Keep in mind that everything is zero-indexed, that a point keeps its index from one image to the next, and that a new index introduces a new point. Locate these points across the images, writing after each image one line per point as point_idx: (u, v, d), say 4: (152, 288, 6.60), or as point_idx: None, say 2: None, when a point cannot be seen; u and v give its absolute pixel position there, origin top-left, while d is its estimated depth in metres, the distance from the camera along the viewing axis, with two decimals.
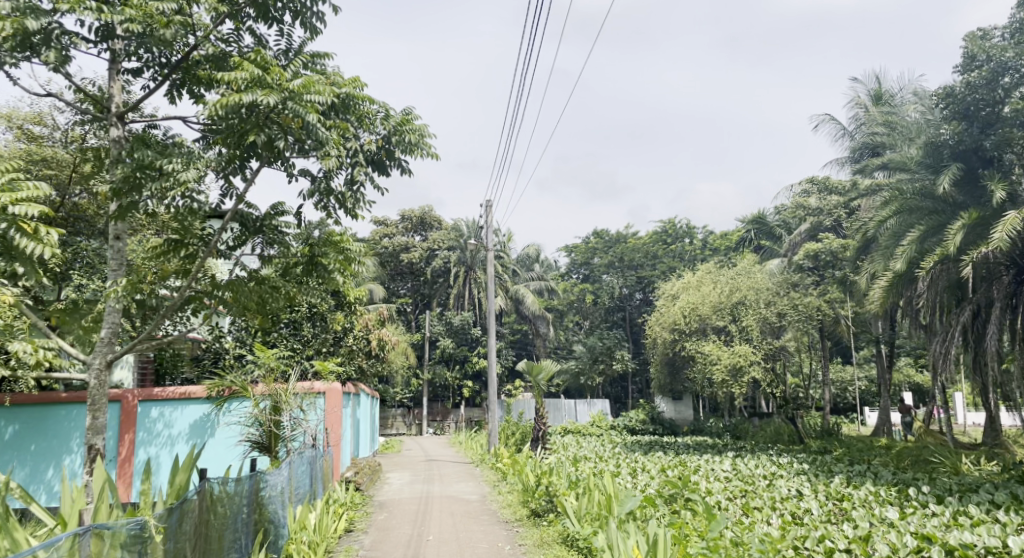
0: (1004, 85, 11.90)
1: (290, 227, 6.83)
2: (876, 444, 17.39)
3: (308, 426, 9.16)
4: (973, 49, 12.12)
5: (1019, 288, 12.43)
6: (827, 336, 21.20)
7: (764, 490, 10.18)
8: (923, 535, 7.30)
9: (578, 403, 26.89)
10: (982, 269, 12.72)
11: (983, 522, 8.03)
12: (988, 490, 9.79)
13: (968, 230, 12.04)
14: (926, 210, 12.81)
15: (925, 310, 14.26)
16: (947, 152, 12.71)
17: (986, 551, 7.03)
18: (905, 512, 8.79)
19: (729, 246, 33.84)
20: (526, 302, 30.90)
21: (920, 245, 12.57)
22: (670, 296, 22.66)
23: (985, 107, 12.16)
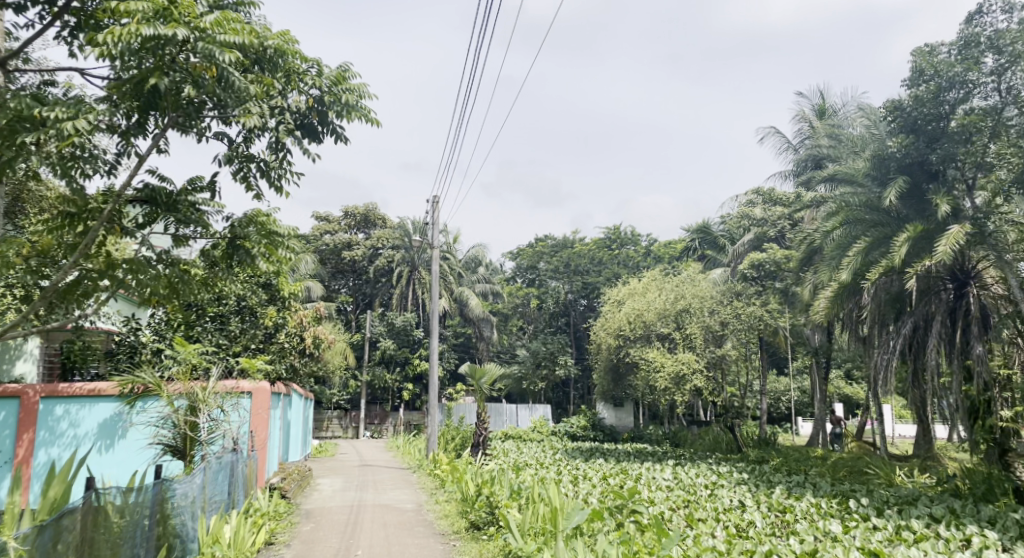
0: (949, 101, 11.58)
1: (209, 204, 6.06)
2: (812, 454, 17.51)
3: (229, 428, 8.29)
4: (921, 64, 11.64)
5: (959, 303, 12.14)
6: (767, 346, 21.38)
7: (707, 500, 9.84)
8: (871, 550, 6.96)
9: (519, 408, 26.41)
10: (921, 282, 12.38)
11: (926, 536, 7.70)
12: (925, 504, 9.02)
13: (913, 244, 11.87)
14: (871, 223, 12.60)
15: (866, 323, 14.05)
16: (894, 164, 12.40)
17: None
18: (848, 525, 8.46)
19: (673, 255, 34.17)
20: (470, 305, 30.33)
21: (866, 257, 12.31)
22: (615, 302, 22.48)
23: (931, 122, 11.90)
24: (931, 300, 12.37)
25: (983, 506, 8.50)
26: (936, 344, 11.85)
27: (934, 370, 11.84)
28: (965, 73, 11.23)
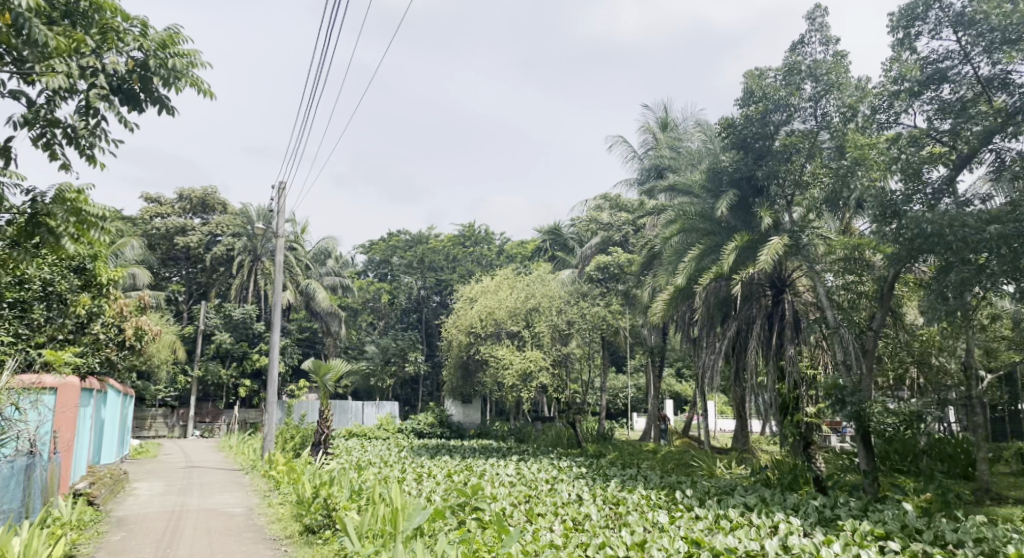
0: (774, 122, 12.34)
1: (3, 174, 5.19)
2: (645, 447, 18.62)
3: (22, 428, 7.19)
4: (752, 86, 12.32)
5: (775, 308, 13.31)
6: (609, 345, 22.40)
7: (547, 495, 10.05)
8: (692, 539, 7.45)
9: (365, 404, 25.70)
10: (747, 289, 13.49)
11: (741, 524, 8.33)
12: (741, 494, 9.71)
13: (740, 252, 12.81)
14: (704, 231, 13.48)
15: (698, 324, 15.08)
16: (726, 178, 13.19)
17: (745, 553, 7.21)
18: (674, 515, 8.98)
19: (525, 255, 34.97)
20: (317, 298, 29.04)
21: (700, 263, 13.29)
22: (467, 299, 22.52)
23: (759, 140, 12.56)
24: (753, 304, 13.51)
25: (788, 494, 9.33)
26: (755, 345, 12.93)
27: (753, 368, 12.91)
28: (788, 97, 12.04)
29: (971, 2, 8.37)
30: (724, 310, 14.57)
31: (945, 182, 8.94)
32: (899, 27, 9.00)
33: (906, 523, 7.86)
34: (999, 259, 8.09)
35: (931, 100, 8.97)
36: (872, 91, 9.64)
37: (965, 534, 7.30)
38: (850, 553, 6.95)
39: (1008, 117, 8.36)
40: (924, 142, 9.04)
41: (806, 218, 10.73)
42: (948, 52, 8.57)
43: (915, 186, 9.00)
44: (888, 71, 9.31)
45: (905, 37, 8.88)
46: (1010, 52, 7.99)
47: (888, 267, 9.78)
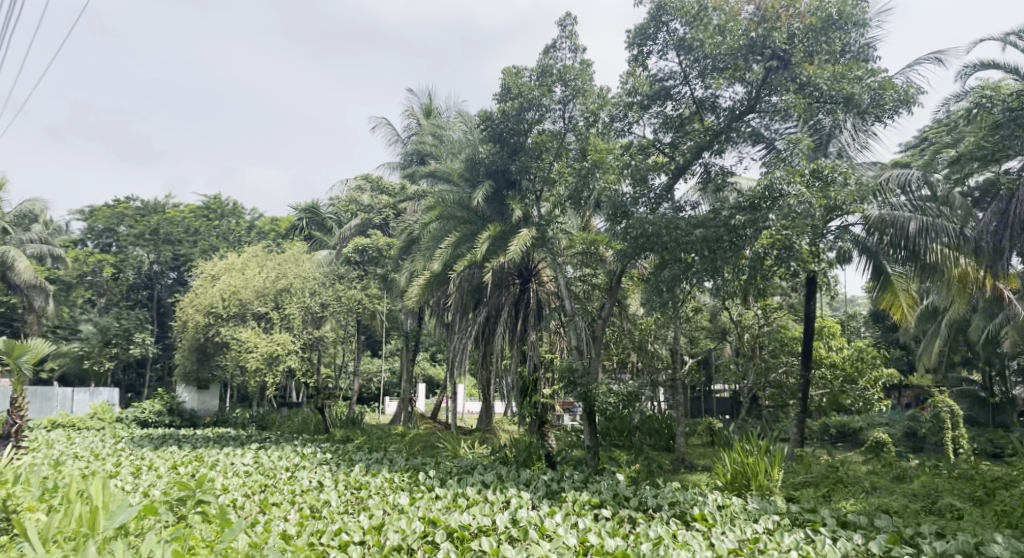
0: (528, 121, 10.98)
1: None
2: (394, 431, 18.60)
3: None
4: (509, 83, 10.74)
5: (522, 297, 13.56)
6: (364, 329, 21.95)
7: (284, 483, 9.58)
8: (430, 519, 7.64)
9: (75, 392, 22.14)
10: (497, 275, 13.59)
11: (476, 502, 8.72)
12: (479, 471, 9.98)
13: (492, 245, 12.22)
14: (458, 220, 13.11)
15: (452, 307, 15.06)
16: (481, 171, 12.28)
17: (477, 530, 7.58)
18: (415, 496, 9.10)
19: (280, 232, 32.88)
20: (16, 268, 24.31)
21: (455, 249, 12.77)
22: (209, 276, 20.53)
23: (512, 137, 11.22)
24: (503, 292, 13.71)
25: (522, 470, 9.83)
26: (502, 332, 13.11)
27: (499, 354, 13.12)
28: (541, 98, 10.61)
29: (690, 30, 9.39)
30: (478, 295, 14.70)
31: (664, 190, 10.34)
32: (632, 45, 9.83)
33: (617, 492, 8.93)
34: (702, 259, 9.73)
35: (658, 113, 10.12)
36: (611, 99, 10.32)
37: (662, 499, 8.46)
38: (570, 522, 7.67)
39: (713, 134, 9.91)
40: (649, 151, 10.25)
41: (550, 213, 11.25)
42: (672, 72, 9.75)
43: (641, 190, 10.15)
44: (625, 83, 10.17)
45: (639, 54, 9.85)
46: (718, 78, 9.43)
47: (617, 261, 10.75)
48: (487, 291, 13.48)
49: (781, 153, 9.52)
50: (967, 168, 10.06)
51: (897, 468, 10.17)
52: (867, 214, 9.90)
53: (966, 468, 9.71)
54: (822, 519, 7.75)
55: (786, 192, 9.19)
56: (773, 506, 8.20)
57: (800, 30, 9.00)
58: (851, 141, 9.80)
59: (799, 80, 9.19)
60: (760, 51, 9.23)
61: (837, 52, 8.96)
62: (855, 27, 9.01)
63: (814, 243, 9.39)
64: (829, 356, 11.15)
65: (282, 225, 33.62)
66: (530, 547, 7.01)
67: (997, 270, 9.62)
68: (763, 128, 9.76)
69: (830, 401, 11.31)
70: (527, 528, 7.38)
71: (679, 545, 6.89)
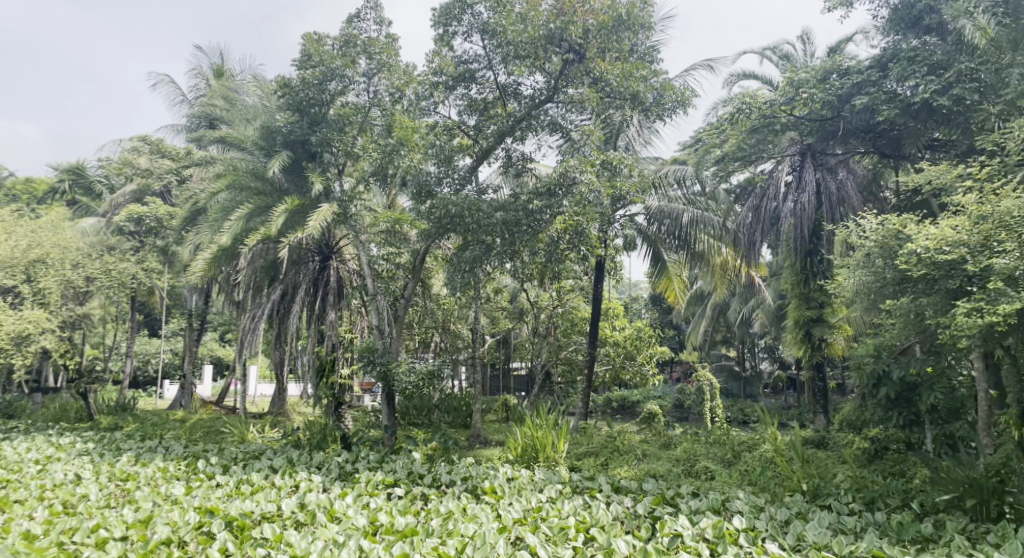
0: (330, 91, 10.36)
1: None
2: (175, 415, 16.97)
3: None
4: (309, 49, 10.07)
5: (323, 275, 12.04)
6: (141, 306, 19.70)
7: (32, 478, 8.44)
8: (206, 508, 6.89)
9: None
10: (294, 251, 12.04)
11: (262, 488, 8.06)
12: (267, 456, 9.24)
13: (288, 217, 10.93)
14: (254, 190, 11.08)
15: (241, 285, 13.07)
16: (279, 138, 10.76)
17: (261, 517, 7.01)
18: (192, 486, 8.22)
19: (33, 195, 28.37)
20: None
21: (245, 224, 11.08)
22: None
23: (314, 104, 10.44)
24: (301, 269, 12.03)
25: (315, 453, 9.30)
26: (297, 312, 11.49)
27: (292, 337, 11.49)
28: (343, 69, 10.13)
29: (494, 15, 9.59)
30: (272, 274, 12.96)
31: (468, 172, 10.37)
32: (438, 24, 9.86)
33: (412, 471, 8.77)
34: (502, 241, 9.99)
35: (463, 95, 10.20)
36: (416, 77, 10.18)
37: (456, 475, 8.51)
38: (361, 503, 7.34)
39: (515, 120, 10.17)
40: (455, 132, 10.35)
41: (354, 188, 10.79)
42: (476, 54, 9.90)
43: (446, 170, 10.20)
44: (431, 61, 10.10)
45: (444, 34, 9.88)
46: (519, 65, 9.70)
47: (420, 241, 10.56)
48: (281, 267, 11.73)
49: (575, 142, 10.06)
50: (727, 167, 12.05)
51: (666, 437, 11.31)
52: (649, 205, 11.26)
53: (719, 433, 11.06)
54: (600, 486, 8.21)
55: (578, 180, 9.63)
56: (557, 476, 8.53)
57: (594, 27, 9.51)
58: (637, 138, 11.54)
59: (593, 75, 9.85)
60: (559, 43, 9.69)
61: (625, 51, 9.62)
62: (643, 29, 9.68)
63: (604, 230, 10.29)
64: (613, 334, 12.12)
65: (36, 187, 29.01)
66: (316, 530, 6.60)
67: (749, 258, 11.87)
68: (560, 118, 10.20)
69: (612, 376, 12.26)
70: (316, 511, 6.97)
71: (468, 518, 6.87)
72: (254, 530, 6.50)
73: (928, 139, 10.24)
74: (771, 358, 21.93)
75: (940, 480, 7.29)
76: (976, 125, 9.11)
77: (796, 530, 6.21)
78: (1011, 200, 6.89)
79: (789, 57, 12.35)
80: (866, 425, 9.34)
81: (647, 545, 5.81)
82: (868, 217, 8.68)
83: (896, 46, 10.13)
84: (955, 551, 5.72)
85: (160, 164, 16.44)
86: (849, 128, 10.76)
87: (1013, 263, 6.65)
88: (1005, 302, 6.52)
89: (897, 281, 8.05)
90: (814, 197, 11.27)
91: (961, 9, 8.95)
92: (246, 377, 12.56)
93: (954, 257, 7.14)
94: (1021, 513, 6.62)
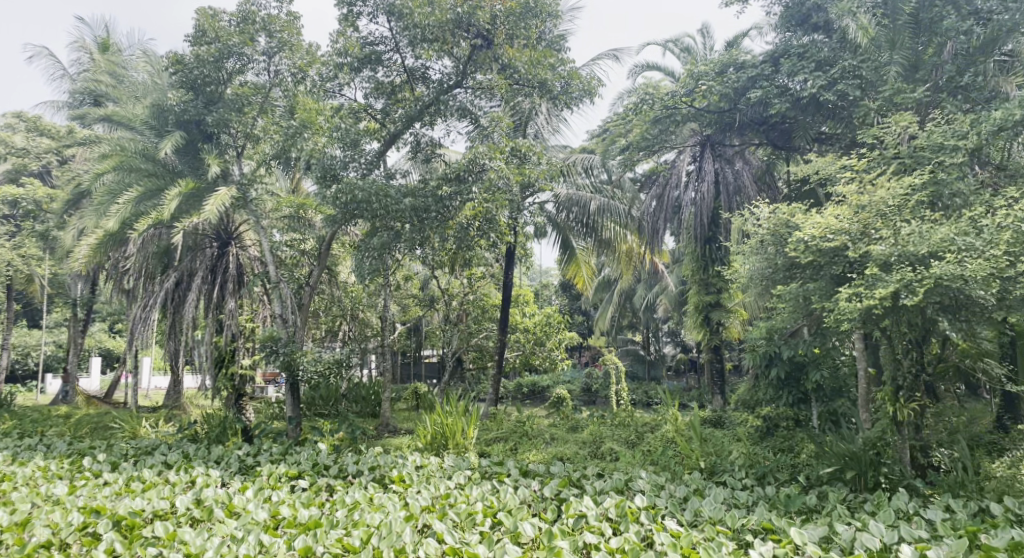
0: (227, 69, 9.91)
1: None
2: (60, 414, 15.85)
3: None
4: (204, 25, 9.59)
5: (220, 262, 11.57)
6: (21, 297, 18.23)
7: None
8: (92, 508, 6.27)
9: None
10: (189, 236, 11.53)
11: (156, 484, 7.20)
12: (161, 451, 8.63)
13: (182, 200, 10.43)
14: (144, 172, 10.50)
15: (131, 273, 12.40)
16: (171, 118, 10.27)
17: (152, 516, 6.26)
18: (74, 485, 7.27)
19: None
20: None
21: (135, 207, 10.38)
22: None
23: (210, 83, 9.96)
24: (196, 256, 11.51)
25: (213, 447, 8.69)
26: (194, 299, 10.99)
27: (188, 325, 11.01)
28: (241, 47, 9.71)
29: None
30: (165, 261, 12.40)
31: (376, 156, 10.03)
32: (342, 3, 9.57)
33: (317, 461, 8.04)
34: (411, 227, 9.73)
35: (369, 77, 9.98)
36: (320, 57, 9.92)
37: (362, 465, 7.79)
38: (263, 497, 6.67)
39: (424, 104, 10.01)
40: (361, 115, 10.00)
41: (255, 172, 10.37)
42: (382, 36, 9.70)
43: (352, 154, 9.77)
44: (336, 42, 9.83)
45: (349, 14, 9.61)
46: (427, 49, 9.55)
47: (326, 226, 10.22)
48: (175, 253, 11.20)
49: (484, 128, 10.04)
50: (632, 157, 12.22)
51: (573, 420, 11.58)
52: (558, 192, 11.69)
53: (624, 416, 11.43)
54: (507, 470, 7.62)
55: (486, 167, 9.59)
56: (466, 461, 7.93)
57: (501, 13, 9.41)
58: (546, 125, 11.75)
59: (501, 61, 9.82)
60: (467, 28, 9.55)
61: (533, 38, 9.65)
62: (549, 17, 9.74)
63: (513, 217, 10.20)
64: (523, 321, 12.33)
65: None
66: (210, 528, 5.99)
67: (653, 245, 12.47)
68: (469, 103, 10.16)
69: (522, 363, 12.42)
70: (215, 507, 6.27)
71: (374, 508, 6.35)
72: (143, 532, 5.78)
73: (816, 132, 10.95)
74: (674, 341, 22.83)
75: (825, 454, 7.65)
76: (859, 119, 9.72)
77: (693, 507, 6.27)
78: (882, 192, 7.46)
79: (690, 50, 12.76)
80: (759, 405, 9.86)
81: (553, 527, 5.71)
82: (762, 206, 8.80)
83: (787, 43, 10.78)
84: (838, 520, 5.97)
85: (38, 142, 15.24)
86: (745, 121, 11.41)
87: (887, 249, 7.12)
88: (880, 286, 6.95)
89: (788, 267, 8.26)
90: (712, 186, 11.79)
91: (846, 10, 9.50)
92: (138, 369, 12.02)
93: (839, 245, 7.53)
94: (894, 481, 7.13)
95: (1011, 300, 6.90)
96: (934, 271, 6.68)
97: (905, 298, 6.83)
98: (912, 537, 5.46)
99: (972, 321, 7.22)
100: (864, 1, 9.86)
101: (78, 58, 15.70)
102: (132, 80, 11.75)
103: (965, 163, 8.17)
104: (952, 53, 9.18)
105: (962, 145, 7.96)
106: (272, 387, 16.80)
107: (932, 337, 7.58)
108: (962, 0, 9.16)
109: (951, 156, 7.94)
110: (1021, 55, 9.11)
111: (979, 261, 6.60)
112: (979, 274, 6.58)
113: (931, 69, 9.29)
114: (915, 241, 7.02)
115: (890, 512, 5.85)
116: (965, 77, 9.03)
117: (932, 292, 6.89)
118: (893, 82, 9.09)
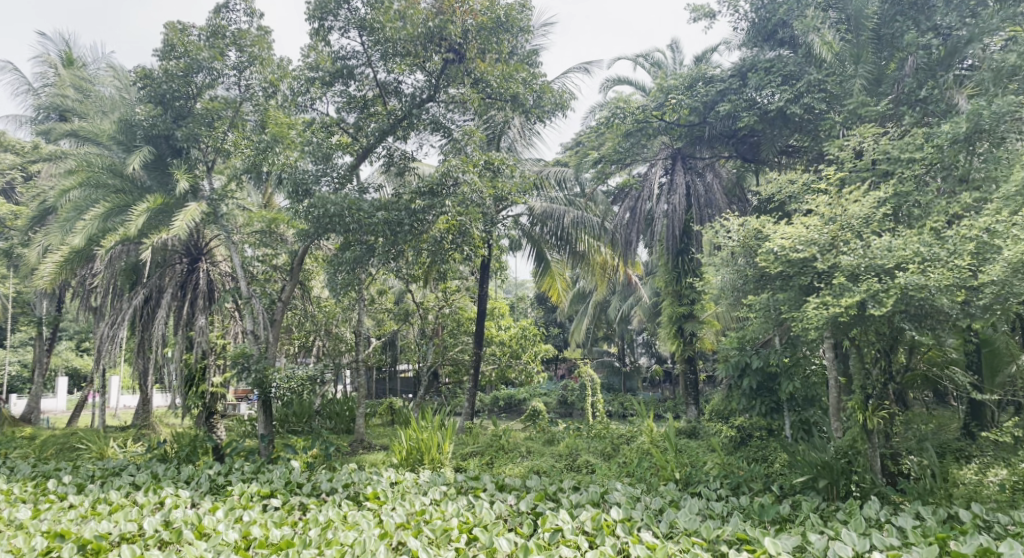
0: (198, 83, 9.85)
1: None
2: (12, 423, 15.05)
3: None
4: (173, 39, 9.54)
5: (189, 279, 11.42)
6: None
7: None
8: (55, 532, 6.05)
9: None
10: (158, 254, 11.50)
11: (123, 507, 6.99)
12: (130, 472, 8.41)
13: (150, 216, 10.32)
14: (112, 188, 10.48)
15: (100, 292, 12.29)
16: (140, 133, 10.17)
17: (120, 540, 6.06)
18: (38, 508, 6.99)
19: None
20: None
21: (102, 224, 10.36)
22: None
23: (178, 99, 9.90)
24: (166, 273, 11.38)
25: (184, 467, 8.46)
26: (163, 316, 10.79)
27: (158, 340, 10.84)
28: (211, 61, 9.67)
29: (372, 11, 9.40)
30: (134, 279, 12.28)
31: (348, 170, 10.01)
32: (313, 17, 9.56)
33: (289, 479, 7.87)
34: (385, 241, 9.52)
35: (341, 92, 9.99)
36: (291, 72, 10.01)
37: (337, 482, 7.64)
38: (234, 517, 6.45)
39: (397, 118, 9.98)
40: (333, 129, 10.00)
41: (225, 186, 10.25)
42: (354, 51, 9.72)
43: (326, 167, 9.76)
44: (307, 56, 9.91)
45: (320, 28, 9.63)
46: (399, 63, 9.54)
47: (299, 241, 10.09)
48: (145, 270, 11.12)
49: (456, 142, 9.95)
50: (604, 170, 12.40)
51: (550, 434, 11.59)
52: (532, 206, 11.84)
53: (600, 427, 11.47)
54: (483, 485, 7.54)
55: (459, 180, 9.54)
56: (442, 476, 7.82)
57: (473, 27, 9.46)
58: (519, 138, 11.93)
59: (474, 76, 9.84)
60: (439, 42, 9.60)
61: (504, 52, 9.75)
62: (520, 32, 9.80)
63: (487, 230, 10.05)
64: (499, 334, 12.44)
65: None
66: (179, 550, 5.79)
67: (625, 255, 12.60)
68: (441, 116, 10.14)
69: (498, 375, 12.47)
70: (184, 528, 6.08)
71: (348, 526, 6.23)
72: None
73: (783, 146, 11.12)
74: (647, 352, 23.05)
75: (797, 463, 7.64)
76: (823, 132, 10.06)
77: (668, 518, 6.24)
78: (849, 204, 7.54)
79: (659, 64, 13.00)
80: (731, 414, 9.94)
81: (528, 542, 5.64)
82: (732, 218, 8.77)
83: (754, 57, 10.98)
84: (811, 529, 5.99)
85: (2, 157, 14.75)
86: (714, 135, 11.60)
87: (856, 260, 7.17)
88: (847, 295, 7.01)
89: (757, 278, 8.26)
90: (684, 198, 12.05)
91: (811, 25, 9.72)
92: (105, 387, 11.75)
93: (808, 255, 7.53)
94: (865, 490, 7.21)
95: (971, 307, 7.04)
96: (898, 281, 6.78)
97: (871, 307, 6.93)
98: (883, 544, 5.49)
99: (935, 330, 7.29)
100: (828, 15, 10.10)
101: (44, 73, 15.35)
102: (97, 94, 11.56)
103: (923, 174, 8.44)
104: (913, 67, 9.45)
105: (919, 157, 8.26)
106: (244, 405, 16.52)
107: (900, 346, 7.66)
108: (922, 17, 9.49)
109: (909, 167, 8.23)
110: (978, 69, 9.40)
111: (942, 271, 6.72)
112: (942, 284, 6.69)
113: (892, 83, 9.63)
114: (878, 252, 7.15)
115: (861, 520, 5.87)
116: (923, 90, 9.27)
117: (896, 301, 6.98)
118: (858, 95, 9.29)
